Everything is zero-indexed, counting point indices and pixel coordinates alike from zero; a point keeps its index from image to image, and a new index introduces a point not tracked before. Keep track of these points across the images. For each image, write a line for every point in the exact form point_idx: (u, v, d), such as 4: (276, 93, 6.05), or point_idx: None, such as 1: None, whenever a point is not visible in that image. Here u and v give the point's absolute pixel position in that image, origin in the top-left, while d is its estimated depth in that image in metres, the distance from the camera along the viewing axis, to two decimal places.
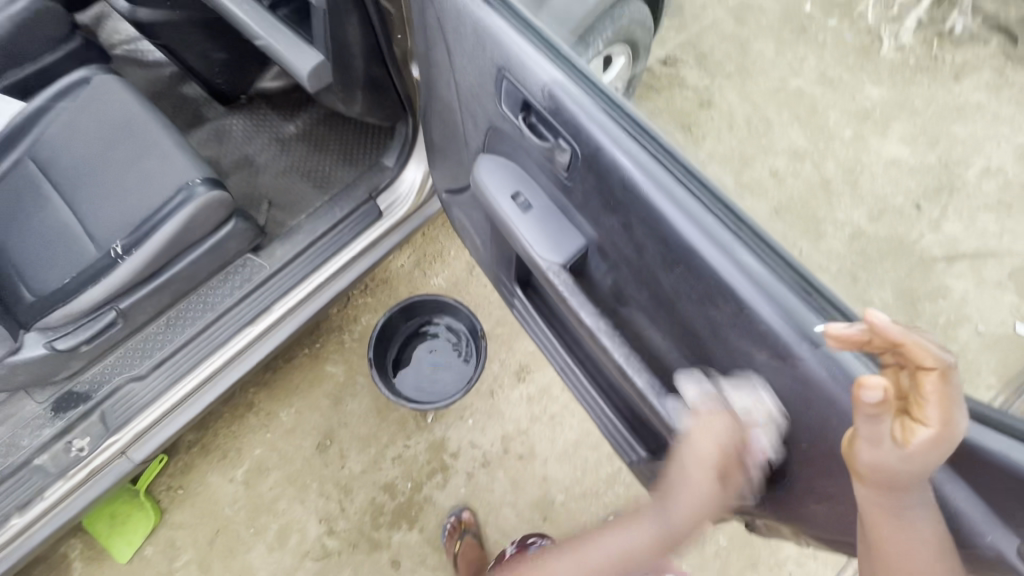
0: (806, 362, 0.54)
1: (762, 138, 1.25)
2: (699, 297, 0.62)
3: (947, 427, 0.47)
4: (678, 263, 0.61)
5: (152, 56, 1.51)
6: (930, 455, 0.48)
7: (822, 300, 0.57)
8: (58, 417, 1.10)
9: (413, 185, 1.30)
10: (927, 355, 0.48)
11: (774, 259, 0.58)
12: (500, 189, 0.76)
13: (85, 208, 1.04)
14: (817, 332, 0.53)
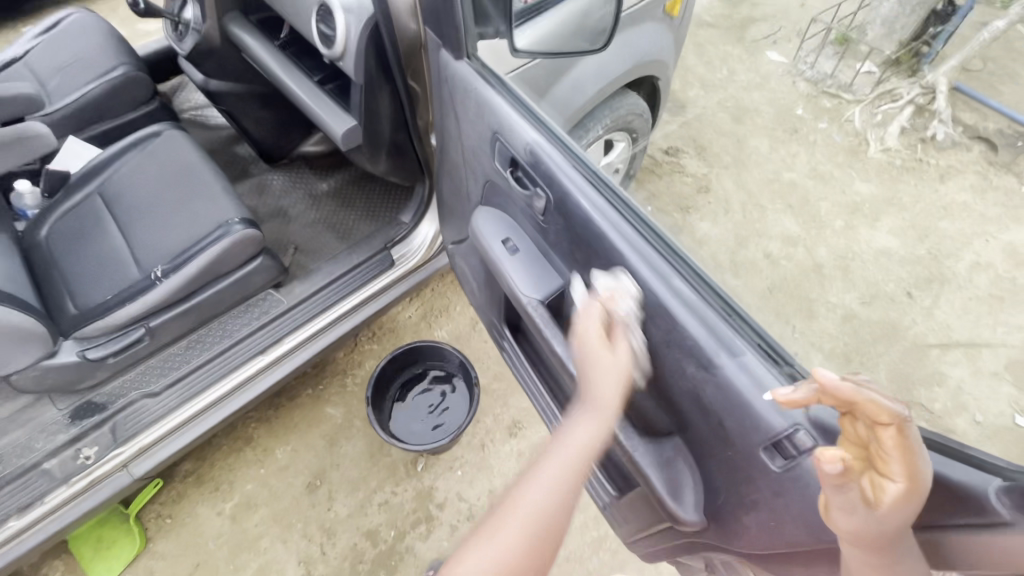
0: (727, 375, 0.57)
1: (757, 223, 1.19)
2: (643, 324, 0.66)
3: (914, 485, 0.44)
4: (626, 292, 0.66)
5: (214, 121, 1.75)
6: (904, 510, 0.44)
7: (742, 324, 0.59)
8: (72, 424, 1.18)
9: (426, 240, 1.44)
10: (883, 410, 0.44)
11: (706, 289, 0.62)
12: (493, 235, 0.89)
13: (136, 236, 1.19)
14: (740, 348, 0.57)
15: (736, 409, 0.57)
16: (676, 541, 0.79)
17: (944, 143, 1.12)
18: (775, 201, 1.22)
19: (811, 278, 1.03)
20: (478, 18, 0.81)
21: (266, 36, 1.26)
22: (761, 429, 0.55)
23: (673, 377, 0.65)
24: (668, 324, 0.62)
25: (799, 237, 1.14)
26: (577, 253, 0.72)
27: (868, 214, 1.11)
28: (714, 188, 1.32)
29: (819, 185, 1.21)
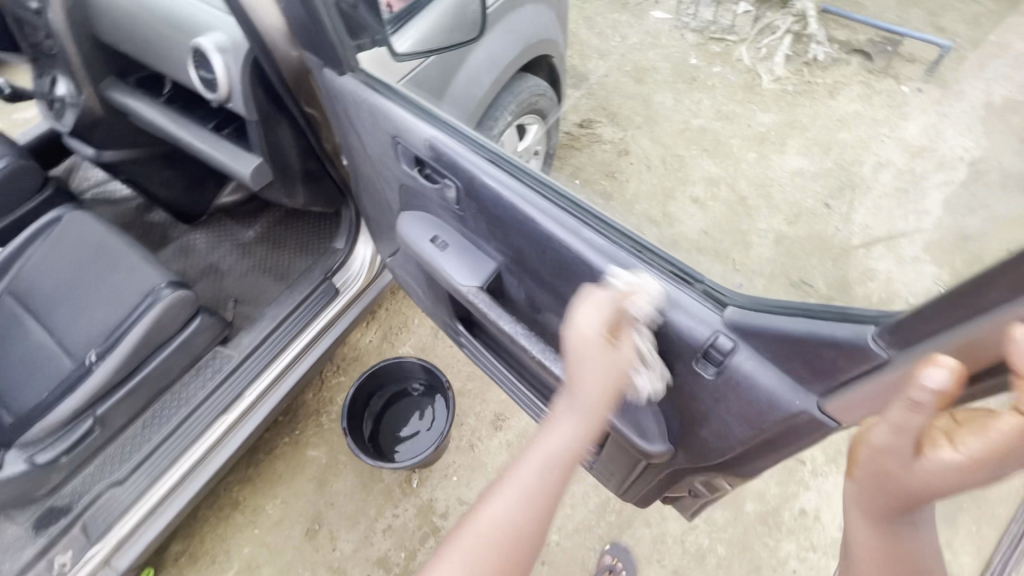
0: (651, 304, 0.63)
1: (678, 171, 1.26)
2: (571, 280, 0.71)
3: (979, 467, 0.42)
4: (548, 254, 0.70)
5: (121, 194, 1.69)
6: (937, 476, 0.44)
7: (654, 256, 0.65)
8: (38, 535, 1.12)
9: (366, 260, 1.45)
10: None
11: (615, 233, 0.67)
12: (420, 237, 0.90)
13: (61, 327, 1.14)
14: (651, 276, 0.63)
15: (663, 332, 0.63)
16: (658, 476, 0.84)
17: (824, 63, 1.19)
18: (691, 146, 1.24)
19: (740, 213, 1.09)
20: (351, 31, 0.83)
21: (149, 94, 1.23)
22: (689, 345, 0.61)
23: None
24: (590, 274, 0.67)
25: (721, 176, 1.21)
26: (498, 232, 0.76)
27: (774, 140, 1.20)
28: (634, 148, 1.33)
29: (727, 125, 1.27)
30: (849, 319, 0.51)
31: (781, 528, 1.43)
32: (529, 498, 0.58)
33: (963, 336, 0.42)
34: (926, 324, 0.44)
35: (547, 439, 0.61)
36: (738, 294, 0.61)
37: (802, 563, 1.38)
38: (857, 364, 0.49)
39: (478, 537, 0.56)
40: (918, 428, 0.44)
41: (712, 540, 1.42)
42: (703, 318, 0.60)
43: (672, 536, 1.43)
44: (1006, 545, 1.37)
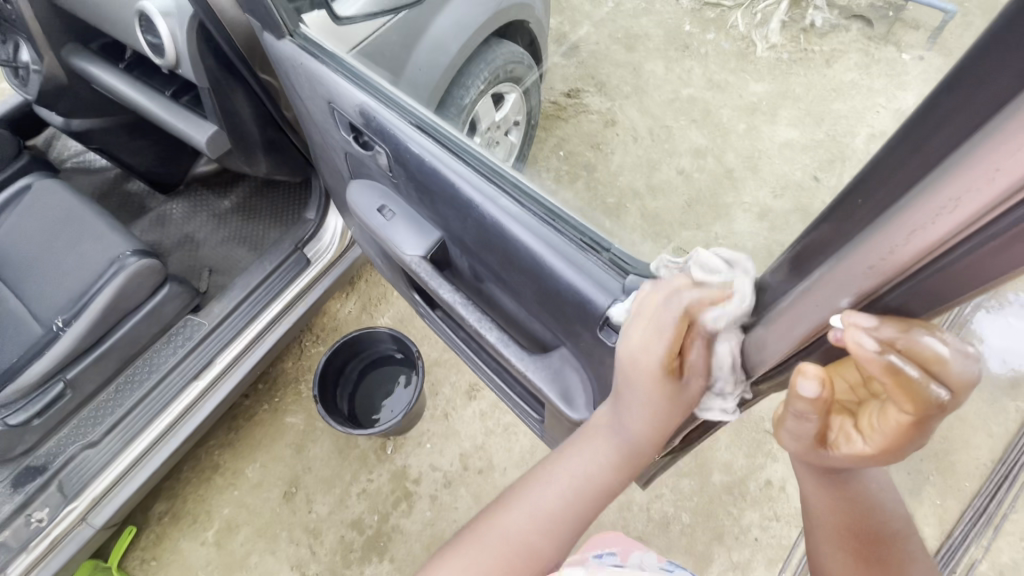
0: (561, 268, 0.66)
1: (664, 144, 1.11)
2: (490, 246, 0.74)
3: (886, 452, 0.41)
4: (470, 220, 0.74)
5: (98, 163, 1.67)
6: (858, 462, 0.44)
7: (564, 223, 0.70)
8: (16, 493, 1.16)
9: (336, 232, 1.47)
10: (906, 399, 0.36)
11: (528, 201, 0.71)
12: (368, 206, 0.90)
13: (31, 294, 1.17)
14: (563, 241, 0.66)
15: (573, 298, 0.66)
16: None
17: (822, 29, 0.86)
18: (679, 117, 1.08)
19: (724, 183, 1.00)
20: None
21: (110, 61, 1.22)
22: (596, 309, 0.65)
23: (524, 285, 0.74)
24: (503, 240, 0.71)
25: (707, 148, 1.03)
26: (427, 201, 0.79)
27: (765, 111, 0.94)
28: (618, 118, 1.21)
29: (719, 95, 1.02)
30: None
31: (746, 497, 1.45)
32: (543, 520, 0.63)
33: (794, 302, 0.44)
34: (777, 288, 0.46)
35: (569, 466, 0.65)
36: (640, 264, 0.66)
37: (764, 532, 1.41)
38: (732, 329, 0.52)
39: (485, 546, 0.63)
40: (812, 428, 0.45)
41: (677, 508, 1.45)
42: (607, 282, 0.64)
43: (637, 504, 1.46)
44: (968, 518, 1.38)
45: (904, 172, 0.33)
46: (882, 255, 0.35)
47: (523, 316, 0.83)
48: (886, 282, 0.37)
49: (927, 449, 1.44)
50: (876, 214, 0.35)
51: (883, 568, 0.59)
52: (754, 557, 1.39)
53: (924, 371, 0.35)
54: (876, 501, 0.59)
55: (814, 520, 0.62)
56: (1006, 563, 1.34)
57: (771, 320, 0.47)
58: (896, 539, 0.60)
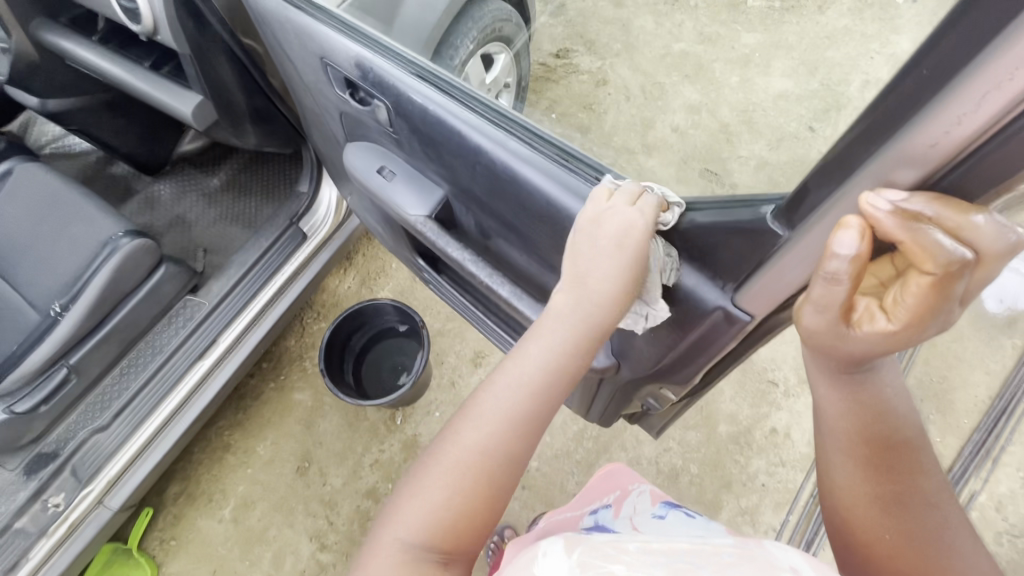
0: (575, 214, 0.65)
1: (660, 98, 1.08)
2: (500, 195, 0.72)
3: (909, 329, 0.44)
4: (478, 167, 0.72)
5: (78, 147, 1.61)
6: (878, 343, 0.46)
7: (577, 165, 0.67)
8: (31, 479, 1.17)
9: (331, 204, 1.44)
10: (932, 257, 0.39)
11: (539, 143, 0.69)
12: (367, 168, 0.88)
13: (24, 281, 1.14)
14: (576, 186, 0.65)
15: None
16: (613, 391, 0.90)
17: None
18: (671, 73, 1.04)
19: (721, 138, 0.91)
20: None
21: (82, 34, 1.16)
22: None
23: (537, 235, 0.73)
24: (516, 188, 0.69)
25: (700, 104, 0.98)
26: (431, 153, 0.77)
27: (759, 63, 0.94)
28: (611, 77, 1.12)
29: (711, 48, 1.00)
30: (755, 206, 0.54)
31: (752, 446, 1.48)
32: (506, 424, 0.59)
33: (834, 206, 0.44)
34: (814, 195, 0.46)
35: (528, 358, 0.61)
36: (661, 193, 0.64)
37: (771, 478, 1.45)
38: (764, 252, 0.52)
39: (445, 464, 0.59)
40: (835, 307, 0.46)
41: (685, 460, 1.47)
42: None
43: (647, 458, 1.48)
44: (966, 453, 1.42)
45: (960, 44, 0.33)
46: (946, 127, 0.35)
47: (534, 270, 0.82)
48: (949, 157, 0.37)
49: (927, 389, 1.46)
50: (935, 92, 0.35)
51: (891, 474, 0.60)
52: (762, 501, 1.43)
53: (955, 232, 0.38)
54: (888, 404, 0.59)
55: (825, 426, 0.62)
56: (1004, 494, 1.38)
57: (809, 228, 0.47)
58: (906, 445, 0.60)
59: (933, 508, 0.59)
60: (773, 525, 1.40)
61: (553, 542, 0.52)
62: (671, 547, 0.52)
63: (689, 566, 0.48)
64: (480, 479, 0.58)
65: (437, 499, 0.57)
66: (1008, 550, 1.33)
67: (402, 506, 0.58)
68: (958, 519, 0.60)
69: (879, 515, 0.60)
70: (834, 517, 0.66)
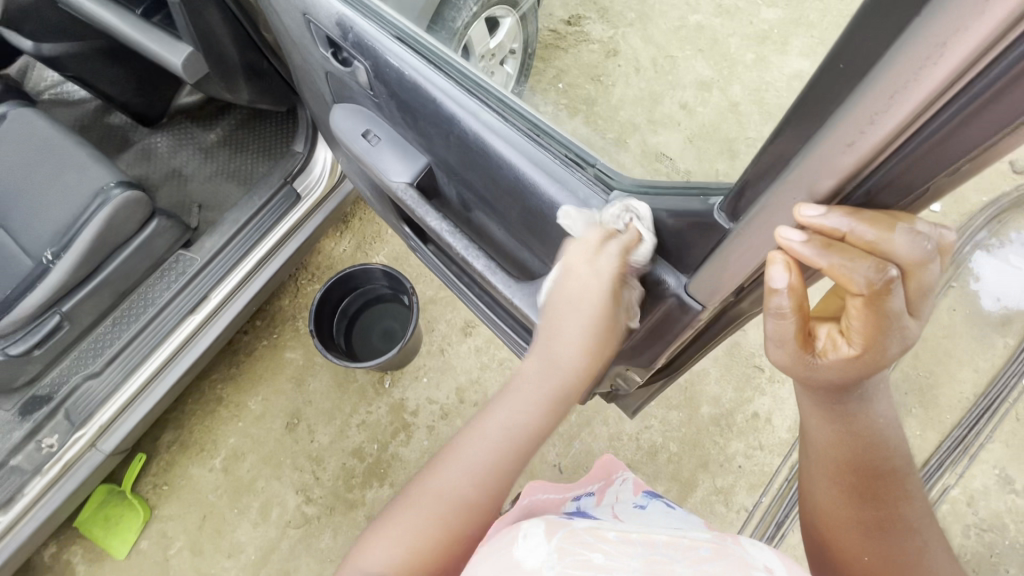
0: (547, 192, 0.66)
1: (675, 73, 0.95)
2: (469, 162, 0.73)
3: (868, 348, 0.51)
4: (450, 134, 0.72)
5: (77, 95, 1.59)
6: (847, 365, 0.53)
7: (550, 139, 0.68)
8: (26, 419, 1.22)
9: (326, 165, 1.43)
10: (858, 281, 0.46)
11: (513, 115, 0.70)
12: (353, 132, 0.87)
13: (18, 227, 1.16)
14: (547, 162, 0.66)
15: (555, 217, 0.66)
16: None
17: None
18: (682, 47, 0.89)
19: (729, 118, 0.81)
20: None
21: None
22: (577, 231, 0.65)
23: (510, 209, 0.73)
24: (487, 159, 0.70)
25: (713, 81, 0.88)
26: (410, 120, 0.77)
27: (777, 39, 0.78)
28: (621, 49, 0.98)
29: (727, 22, 0.86)
30: (707, 195, 0.56)
31: (732, 429, 1.49)
32: (481, 475, 0.64)
33: (770, 199, 0.45)
34: (753, 189, 0.48)
35: (505, 407, 0.68)
36: (625, 178, 0.65)
37: (748, 460, 1.47)
38: (711, 240, 0.55)
39: (418, 510, 0.63)
40: (792, 333, 0.53)
41: (665, 439, 1.50)
42: (590, 200, 0.64)
43: (627, 434, 1.51)
44: (945, 448, 1.42)
45: (877, 36, 0.33)
46: (863, 126, 0.36)
47: (513, 245, 0.82)
48: (870, 155, 0.38)
49: (912, 383, 1.47)
50: (853, 85, 0.35)
51: (875, 500, 0.62)
52: (736, 482, 1.46)
53: (872, 257, 0.44)
54: (879, 435, 0.62)
55: (813, 450, 0.66)
56: (977, 489, 1.40)
57: (747, 224, 0.49)
58: (894, 476, 0.62)
59: (913, 535, 0.60)
60: (746, 505, 1.43)
61: (535, 523, 0.47)
62: (650, 538, 0.47)
63: (665, 559, 0.44)
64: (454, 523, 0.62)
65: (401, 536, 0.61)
66: (974, 543, 1.36)
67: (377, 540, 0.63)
68: (937, 543, 0.61)
69: (860, 537, 0.62)
70: (816, 536, 0.68)
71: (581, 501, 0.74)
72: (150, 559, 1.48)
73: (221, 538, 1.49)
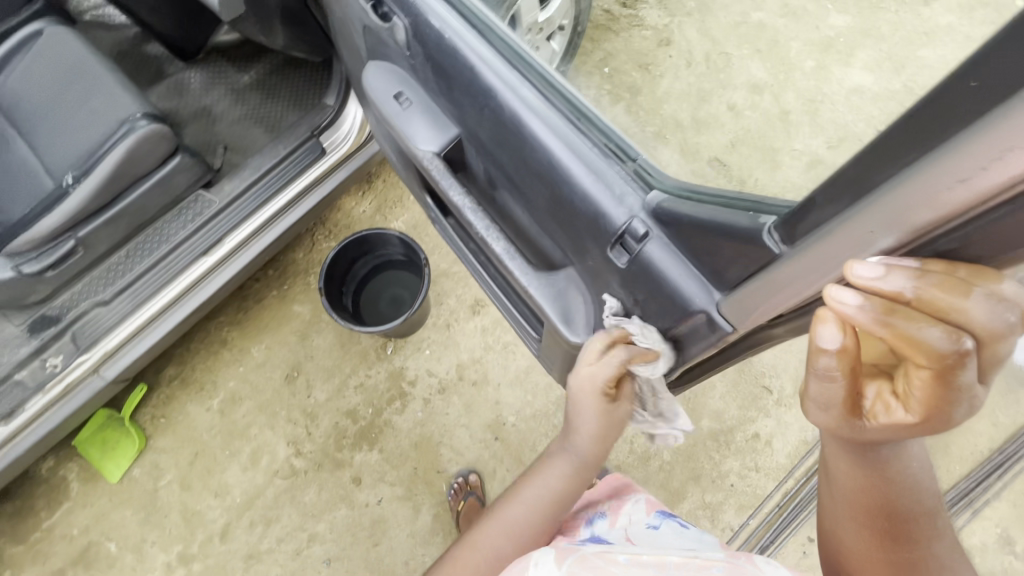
0: (580, 181, 0.63)
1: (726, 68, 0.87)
2: (500, 139, 0.70)
3: (926, 420, 0.45)
4: (485, 106, 0.70)
5: (117, 19, 1.56)
6: (901, 432, 0.48)
7: (589, 123, 0.66)
8: (34, 336, 1.24)
9: (356, 121, 1.41)
10: (924, 354, 0.41)
11: (555, 96, 0.67)
12: (383, 92, 0.83)
13: (43, 146, 1.15)
14: (584, 147, 0.63)
15: (583, 210, 0.64)
16: None
17: None
18: (742, 45, 0.84)
19: (777, 130, 0.78)
20: None
21: None
22: (608, 227, 0.62)
23: (536, 192, 0.70)
24: (521, 137, 0.67)
25: (767, 85, 0.83)
26: (444, 87, 0.75)
27: (841, 49, 0.76)
28: (676, 38, 0.92)
29: (792, 23, 0.81)
30: (756, 211, 0.53)
31: (730, 446, 1.46)
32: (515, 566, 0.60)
33: (849, 222, 0.42)
34: (818, 212, 0.44)
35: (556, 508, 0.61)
36: (667, 179, 0.63)
37: (741, 480, 1.44)
38: (756, 259, 0.52)
39: None
40: (837, 397, 0.48)
41: (660, 446, 1.47)
42: (626, 197, 0.62)
43: (621, 436, 1.48)
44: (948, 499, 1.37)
45: (1018, 54, 0.28)
46: (985, 163, 0.33)
47: (534, 231, 0.79)
48: (987, 194, 0.34)
49: None
50: (982, 112, 0.31)
51: (910, 542, 0.59)
52: (725, 500, 1.43)
53: (944, 324, 0.39)
54: (910, 480, 0.59)
55: (839, 494, 0.63)
56: (974, 544, 1.35)
57: (808, 248, 0.46)
58: (923, 517, 0.60)
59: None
60: (731, 525, 1.41)
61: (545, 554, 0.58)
62: (662, 560, 0.57)
63: None
64: None
65: None
66: None
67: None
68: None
69: None
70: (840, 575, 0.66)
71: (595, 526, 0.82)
72: (141, 487, 1.52)
73: (210, 477, 1.52)
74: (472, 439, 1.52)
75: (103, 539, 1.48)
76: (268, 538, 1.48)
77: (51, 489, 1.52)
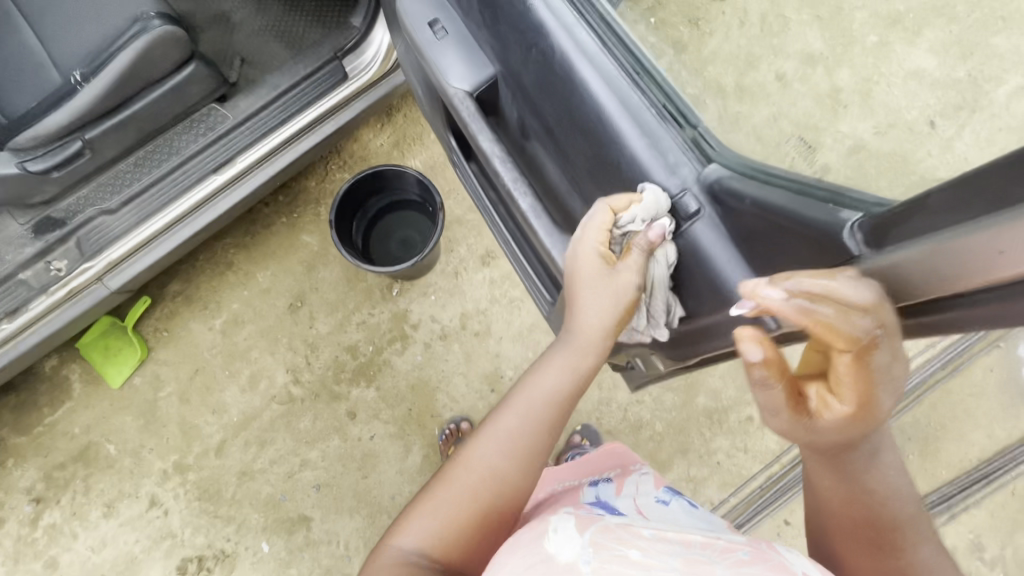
0: (631, 146, 0.60)
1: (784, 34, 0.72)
2: (546, 87, 0.65)
3: (860, 401, 0.48)
4: (533, 47, 0.65)
5: None
6: (846, 425, 0.50)
7: (648, 81, 0.62)
8: (37, 238, 1.22)
9: (381, 47, 1.33)
10: (840, 335, 0.45)
11: (615, 45, 0.63)
12: (418, 17, 0.76)
13: (50, 36, 1.08)
14: (639, 109, 0.60)
15: (631, 176, 0.61)
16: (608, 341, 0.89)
17: None
18: (802, 8, 0.72)
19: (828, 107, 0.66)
20: None
21: None
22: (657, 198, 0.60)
23: (577, 149, 0.66)
24: (574, 88, 0.62)
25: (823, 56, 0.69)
26: (489, 20, 0.69)
27: (908, 27, 0.68)
28: None
29: None
30: (837, 203, 0.49)
31: (722, 425, 1.47)
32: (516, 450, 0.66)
33: (956, 238, 0.38)
34: (925, 219, 0.40)
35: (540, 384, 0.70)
36: (729, 152, 0.59)
37: (728, 459, 1.46)
38: (831, 259, 0.48)
39: (459, 486, 0.65)
40: (781, 404, 0.51)
41: (653, 416, 1.48)
42: (679, 168, 0.59)
43: (617, 403, 1.49)
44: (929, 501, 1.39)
45: None
46: None
47: (563, 187, 0.75)
48: None
49: (919, 431, 1.41)
50: None
51: (895, 551, 0.57)
52: (710, 476, 1.46)
53: (838, 306, 0.44)
54: (888, 488, 0.57)
55: (819, 506, 0.61)
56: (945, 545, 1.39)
57: (894, 258, 0.42)
58: (909, 522, 0.57)
59: None
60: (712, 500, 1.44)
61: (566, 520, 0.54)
62: (686, 538, 0.53)
63: (702, 558, 0.49)
64: (488, 501, 0.64)
65: (435, 525, 0.62)
66: None
67: (404, 532, 0.63)
68: None
69: None
70: None
71: (599, 489, 0.70)
72: (142, 396, 1.55)
73: (209, 394, 1.55)
74: (468, 389, 1.53)
75: (102, 440, 1.53)
76: (262, 459, 1.52)
77: (55, 387, 1.55)
